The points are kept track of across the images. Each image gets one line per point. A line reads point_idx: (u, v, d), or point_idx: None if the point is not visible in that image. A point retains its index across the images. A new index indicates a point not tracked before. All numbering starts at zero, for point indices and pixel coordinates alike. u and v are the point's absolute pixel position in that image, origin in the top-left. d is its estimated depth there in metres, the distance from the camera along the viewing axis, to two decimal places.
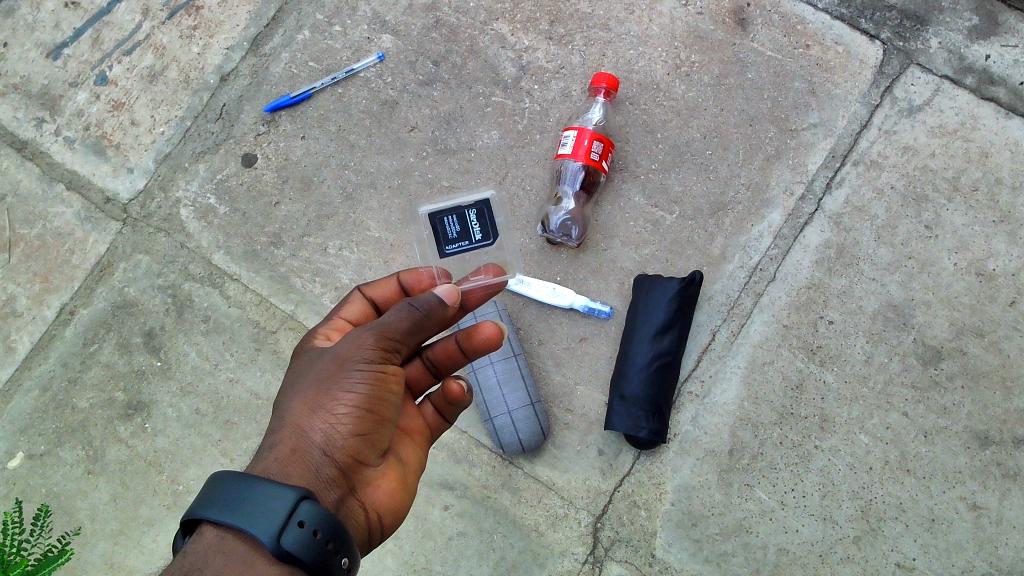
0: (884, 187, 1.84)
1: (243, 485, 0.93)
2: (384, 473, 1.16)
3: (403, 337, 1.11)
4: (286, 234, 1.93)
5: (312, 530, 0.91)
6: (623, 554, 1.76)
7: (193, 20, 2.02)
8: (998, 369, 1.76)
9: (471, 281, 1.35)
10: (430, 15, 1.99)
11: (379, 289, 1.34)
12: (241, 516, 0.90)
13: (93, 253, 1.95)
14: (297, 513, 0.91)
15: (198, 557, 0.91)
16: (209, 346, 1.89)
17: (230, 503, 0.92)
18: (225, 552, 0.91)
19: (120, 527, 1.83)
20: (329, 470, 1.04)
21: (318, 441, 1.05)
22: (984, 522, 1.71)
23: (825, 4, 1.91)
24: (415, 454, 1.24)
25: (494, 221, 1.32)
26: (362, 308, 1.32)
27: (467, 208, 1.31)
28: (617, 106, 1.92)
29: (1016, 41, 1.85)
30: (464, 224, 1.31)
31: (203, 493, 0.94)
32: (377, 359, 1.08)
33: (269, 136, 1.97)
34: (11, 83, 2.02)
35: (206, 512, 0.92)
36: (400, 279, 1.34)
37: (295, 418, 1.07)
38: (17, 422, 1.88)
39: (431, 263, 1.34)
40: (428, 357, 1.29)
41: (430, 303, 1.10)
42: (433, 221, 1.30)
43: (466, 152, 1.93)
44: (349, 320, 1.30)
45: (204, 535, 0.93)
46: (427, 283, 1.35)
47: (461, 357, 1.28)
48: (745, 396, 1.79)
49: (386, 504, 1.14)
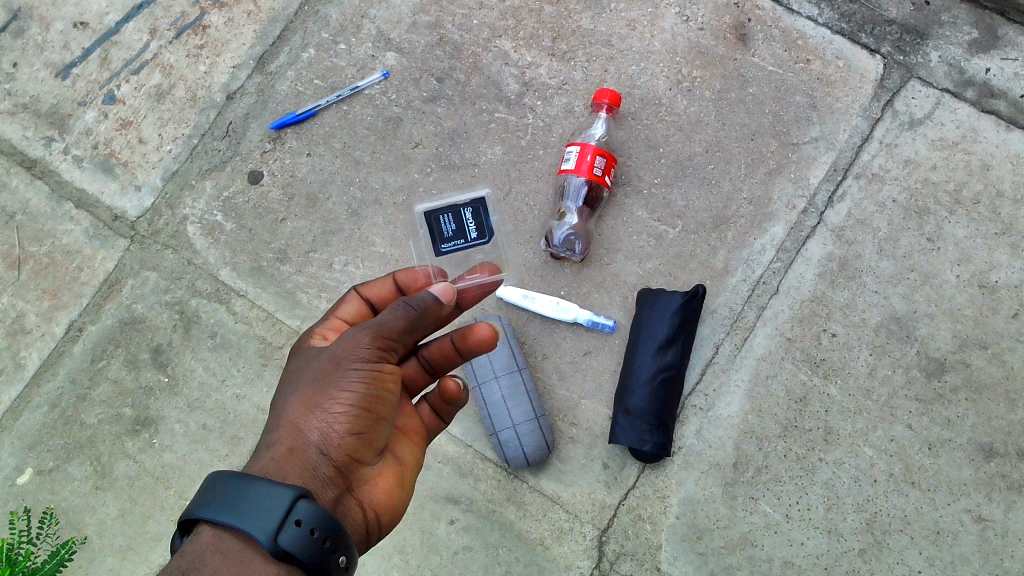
0: (885, 201, 1.85)
1: (239, 485, 0.94)
2: (382, 472, 1.17)
3: (399, 336, 1.12)
4: (292, 250, 1.95)
5: (309, 529, 0.92)
6: (629, 567, 1.76)
7: (200, 39, 2.05)
8: (1001, 381, 1.77)
9: (467, 279, 1.35)
10: (434, 33, 2.01)
11: (375, 289, 1.33)
12: (238, 516, 0.91)
13: (102, 270, 1.97)
14: (294, 511, 0.92)
15: (195, 557, 0.92)
16: (216, 362, 1.91)
17: (227, 502, 0.93)
18: (222, 551, 0.93)
19: (128, 542, 1.84)
20: (325, 469, 1.05)
21: (315, 441, 1.06)
22: (990, 534, 1.71)
23: (825, 19, 1.92)
24: (412, 453, 1.25)
25: (489, 221, 1.34)
26: (359, 307, 1.32)
27: (462, 206, 1.34)
28: (620, 121, 1.93)
29: (1016, 55, 1.86)
30: (459, 222, 1.33)
31: (201, 494, 0.95)
32: (373, 358, 1.09)
33: (275, 153, 1.99)
34: (20, 102, 2.05)
35: (203, 512, 0.93)
36: (396, 279, 1.34)
37: (292, 417, 1.08)
38: (25, 438, 1.90)
39: (428, 262, 1.35)
40: (424, 357, 1.31)
41: (426, 302, 1.12)
42: (428, 220, 1.33)
43: (469, 168, 1.95)
44: (345, 320, 1.31)
45: (201, 535, 0.94)
46: (423, 283, 1.34)
47: (456, 357, 1.29)
48: (750, 409, 1.80)
49: (384, 502, 1.15)
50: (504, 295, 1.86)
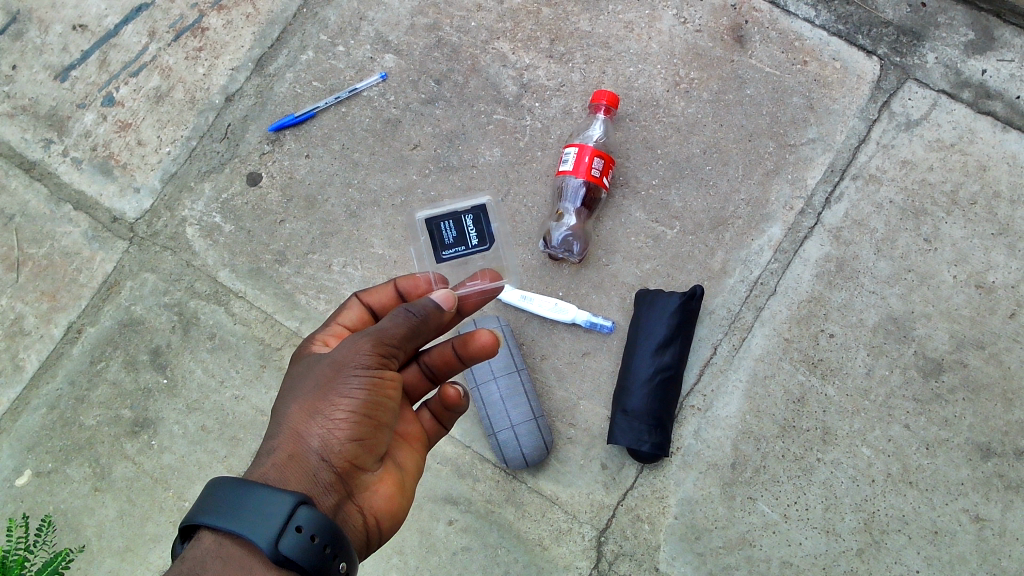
0: (883, 202, 1.85)
1: (240, 490, 0.94)
2: (382, 477, 1.17)
3: (400, 342, 1.12)
4: (291, 251, 1.95)
5: (309, 535, 0.92)
6: (627, 568, 1.77)
7: (199, 42, 2.05)
8: (999, 380, 1.77)
9: (467, 287, 1.36)
10: (432, 35, 2.02)
11: (376, 295, 1.33)
12: (239, 521, 0.92)
13: (100, 272, 1.97)
14: (295, 518, 0.92)
15: (196, 563, 0.92)
16: (215, 363, 1.91)
17: (227, 508, 0.93)
18: (222, 557, 0.93)
19: (126, 543, 1.84)
20: (326, 475, 1.06)
21: (315, 447, 1.06)
22: (987, 533, 1.72)
23: (823, 20, 1.93)
24: (413, 459, 1.25)
25: (489, 227, 1.37)
26: (360, 313, 1.32)
27: (463, 213, 1.36)
28: (618, 123, 1.94)
29: (1012, 56, 1.86)
30: (460, 228, 1.35)
31: (201, 499, 0.95)
32: (374, 364, 1.10)
33: (274, 155, 2.00)
34: (19, 104, 2.05)
35: (203, 517, 0.93)
36: (397, 285, 1.34)
37: (293, 424, 1.08)
38: (24, 440, 1.90)
39: (429, 269, 1.36)
40: (425, 362, 1.31)
41: (427, 309, 1.13)
42: (429, 227, 1.35)
43: (468, 169, 1.95)
44: (346, 326, 1.30)
45: (202, 540, 0.94)
46: (424, 290, 1.34)
47: (457, 363, 1.29)
48: (747, 409, 1.80)
49: (384, 508, 1.15)
50: (502, 296, 1.87)
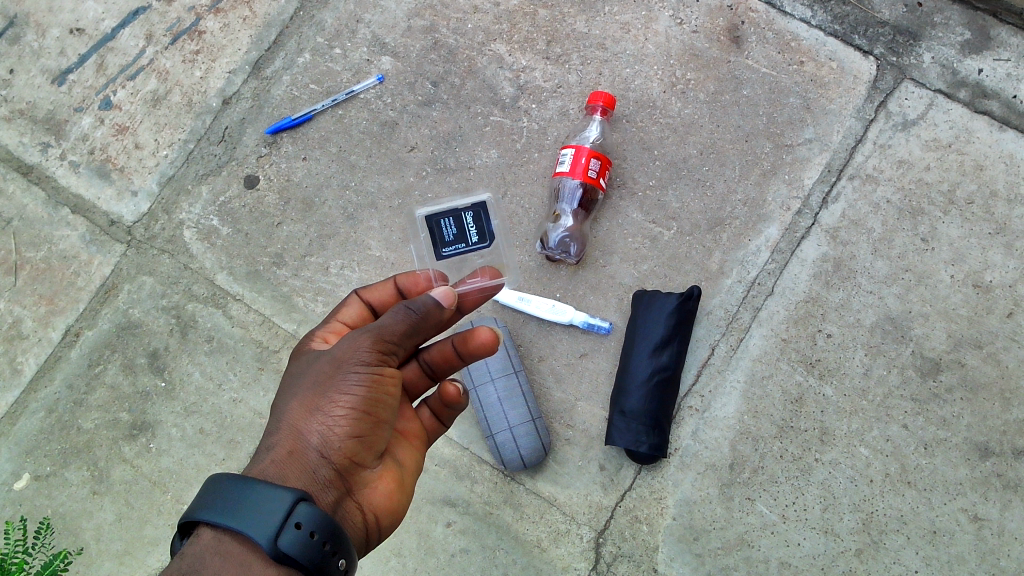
0: (880, 202, 1.86)
1: (240, 486, 0.94)
2: (382, 475, 1.17)
3: (400, 339, 1.12)
4: (288, 254, 1.95)
5: (309, 531, 0.92)
6: (625, 569, 1.76)
7: (196, 45, 2.05)
8: (996, 380, 1.77)
9: (467, 283, 1.37)
10: (428, 37, 2.02)
11: (376, 292, 1.35)
12: (238, 517, 0.92)
13: (98, 275, 1.97)
14: (294, 514, 0.92)
15: (195, 560, 0.92)
16: (213, 365, 1.91)
17: (227, 504, 0.93)
18: (221, 554, 0.93)
19: (125, 547, 1.84)
20: (326, 471, 1.06)
21: (315, 443, 1.06)
22: (985, 533, 1.72)
23: (819, 20, 1.93)
24: (412, 456, 1.25)
25: (490, 225, 1.34)
26: (360, 310, 1.34)
27: (463, 210, 1.33)
28: (614, 124, 1.94)
29: (1008, 55, 1.87)
30: (460, 226, 1.33)
31: (201, 495, 0.96)
32: (374, 361, 1.10)
33: (271, 158, 2.00)
34: (17, 108, 2.06)
35: (203, 513, 0.93)
36: (396, 282, 1.36)
37: (292, 420, 1.08)
38: (22, 443, 1.90)
39: (429, 266, 1.36)
40: (425, 360, 1.31)
41: (427, 305, 1.12)
42: (429, 224, 1.32)
43: (465, 171, 1.95)
44: (346, 323, 1.32)
45: (201, 537, 0.94)
46: (424, 286, 1.37)
47: (457, 360, 1.29)
48: (745, 410, 1.80)
49: (384, 505, 1.15)
50: (500, 298, 1.87)
